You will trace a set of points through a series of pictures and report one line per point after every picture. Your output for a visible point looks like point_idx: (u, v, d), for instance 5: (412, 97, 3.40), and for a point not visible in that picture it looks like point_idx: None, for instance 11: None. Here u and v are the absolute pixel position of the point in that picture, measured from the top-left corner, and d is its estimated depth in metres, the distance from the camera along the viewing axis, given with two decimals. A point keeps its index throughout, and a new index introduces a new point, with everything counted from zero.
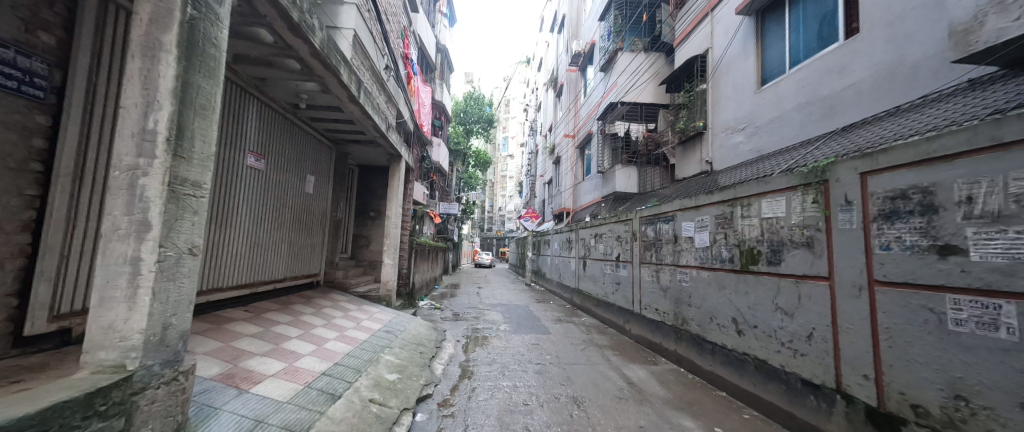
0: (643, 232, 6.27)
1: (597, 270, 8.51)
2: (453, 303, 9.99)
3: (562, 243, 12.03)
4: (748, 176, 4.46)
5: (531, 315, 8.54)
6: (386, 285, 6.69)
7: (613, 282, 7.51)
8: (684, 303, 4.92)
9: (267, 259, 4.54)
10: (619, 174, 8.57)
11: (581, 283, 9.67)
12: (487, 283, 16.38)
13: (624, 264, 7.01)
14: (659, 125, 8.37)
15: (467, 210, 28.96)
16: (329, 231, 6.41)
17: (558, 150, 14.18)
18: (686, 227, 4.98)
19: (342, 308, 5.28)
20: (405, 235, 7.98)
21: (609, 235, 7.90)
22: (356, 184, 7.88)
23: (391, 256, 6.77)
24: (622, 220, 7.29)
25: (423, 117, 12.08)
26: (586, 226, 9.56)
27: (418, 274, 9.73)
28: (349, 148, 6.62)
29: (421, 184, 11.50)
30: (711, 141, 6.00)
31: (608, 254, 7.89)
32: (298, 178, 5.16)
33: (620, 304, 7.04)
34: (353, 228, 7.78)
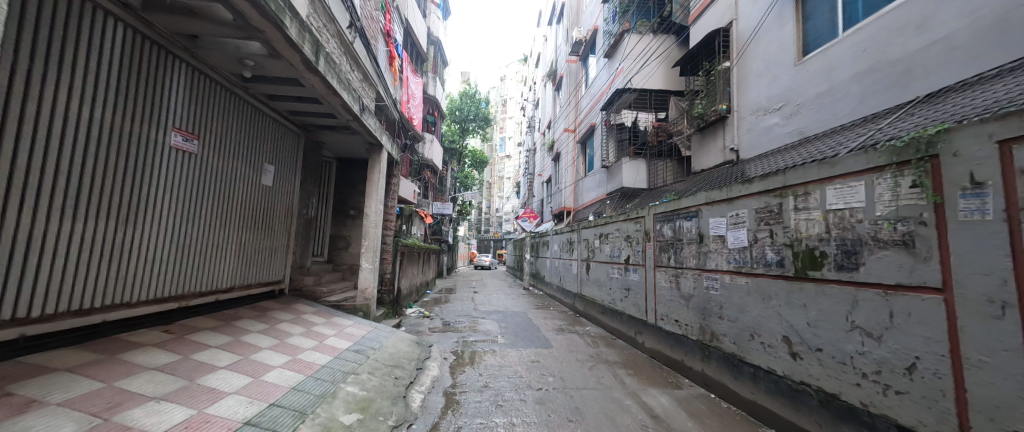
0: (658, 231, 5.46)
1: (603, 274, 7.70)
2: (445, 310, 9.14)
3: (563, 245, 11.21)
4: (794, 161, 3.66)
5: (530, 324, 7.71)
6: (363, 293, 5.82)
7: (621, 288, 6.70)
8: (713, 314, 4.12)
9: (206, 265, 3.67)
10: (626, 168, 7.79)
11: (585, 288, 8.86)
12: (482, 287, 15.52)
13: (635, 267, 6.20)
14: (669, 113, 7.59)
15: (463, 211, 28.10)
16: (297, 231, 5.57)
17: (557, 146, 13.39)
18: (715, 224, 4.18)
19: (305, 322, 4.41)
20: (389, 235, 7.13)
21: (616, 235, 7.10)
22: (333, 179, 7.03)
23: (370, 260, 5.92)
24: (631, 217, 6.48)
25: (413, 110, 11.28)
26: (589, 225, 8.75)
27: (406, 278, 8.88)
28: (322, 136, 5.79)
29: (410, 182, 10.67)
30: (736, 125, 5.21)
31: (615, 256, 7.08)
32: (251, 167, 4.31)
33: (631, 313, 6.22)
34: (329, 227, 6.93)
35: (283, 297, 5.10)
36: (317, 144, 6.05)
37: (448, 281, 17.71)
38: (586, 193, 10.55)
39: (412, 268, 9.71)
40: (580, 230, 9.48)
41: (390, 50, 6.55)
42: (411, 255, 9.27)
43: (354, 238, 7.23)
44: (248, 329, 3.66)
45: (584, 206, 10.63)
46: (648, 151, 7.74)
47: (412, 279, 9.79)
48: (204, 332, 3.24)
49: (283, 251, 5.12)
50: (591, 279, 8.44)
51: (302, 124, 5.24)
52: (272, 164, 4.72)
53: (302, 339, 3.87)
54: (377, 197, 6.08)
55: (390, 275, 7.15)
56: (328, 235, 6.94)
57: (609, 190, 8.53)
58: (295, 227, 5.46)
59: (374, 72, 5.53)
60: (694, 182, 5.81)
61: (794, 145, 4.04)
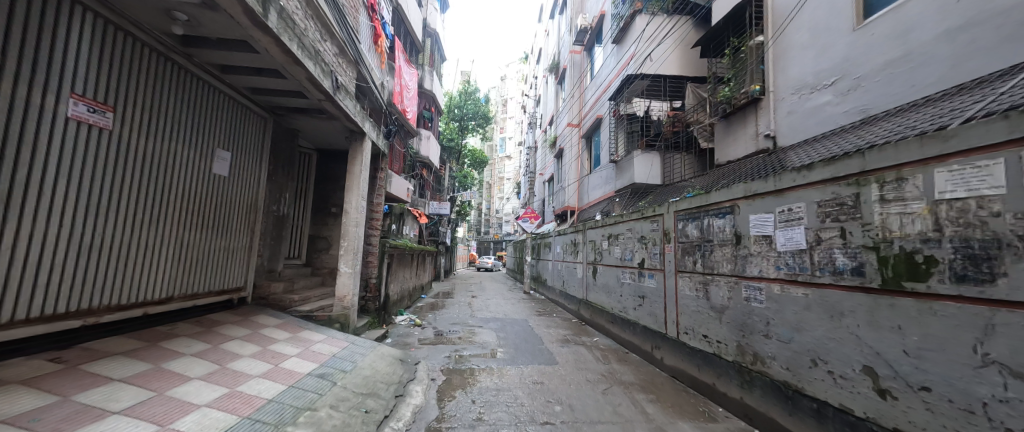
0: (681, 231, 4.72)
1: (612, 278, 6.95)
2: (438, 318, 8.38)
3: (566, 246, 10.49)
4: (864, 142, 2.92)
5: (531, 334, 6.98)
6: (340, 301, 5.06)
7: (635, 296, 5.95)
8: (756, 332, 3.37)
9: (129, 273, 2.92)
10: (637, 160, 7.03)
11: (592, 293, 8.10)
12: (481, 291, 14.78)
13: (652, 272, 5.45)
14: (686, 101, 6.85)
15: (462, 211, 27.35)
16: (263, 230, 4.81)
17: (560, 142, 12.67)
18: (758, 222, 3.44)
19: (262, 339, 3.65)
20: (374, 235, 6.41)
21: (629, 236, 6.35)
22: (311, 173, 6.29)
23: (349, 263, 5.17)
24: (647, 216, 5.74)
25: (406, 102, 10.61)
26: (597, 225, 8.00)
27: (397, 283, 8.16)
28: (294, 122, 5.05)
29: (400, 179, 9.93)
30: (772, 108, 4.49)
31: (627, 260, 6.33)
32: (196, 153, 3.56)
33: (647, 325, 5.48)
34: (306, 227, 6.18)
35: (244, 307, 4.35)
36: (289, 131, 5.30)
37: (445, 285, 16.98)
38: (592, 190, 9.78)
39: (404, 272, 8.94)
40: (586, 231, 8.72)
41: (374, 26, 5.84)
42: (402, 257, 8.51)
43: (335, 239, 6.49)
44: (179, 351, 2.89)
45: (590, 205, 9.86)
46: (662, 143, 6.99)
47: (403, 284, 9.02)
48: (114, 359, 2.50)
49: (243, 253, 4.37)
50: (599, 284, 7.67)
51: (265, 105, 4.49)
52: (226, 150, 3.97)
53: (251, 361, 3.12)
54: (357, 191, 5.33)
55: (376, 280, 6.39)
56: (305, 235, 6.19)
57: (618, 187, 7.76)
58: (260, 226, 4.71)
59: (353, 48, 4.81)
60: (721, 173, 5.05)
61: (857, 125, 3.30)
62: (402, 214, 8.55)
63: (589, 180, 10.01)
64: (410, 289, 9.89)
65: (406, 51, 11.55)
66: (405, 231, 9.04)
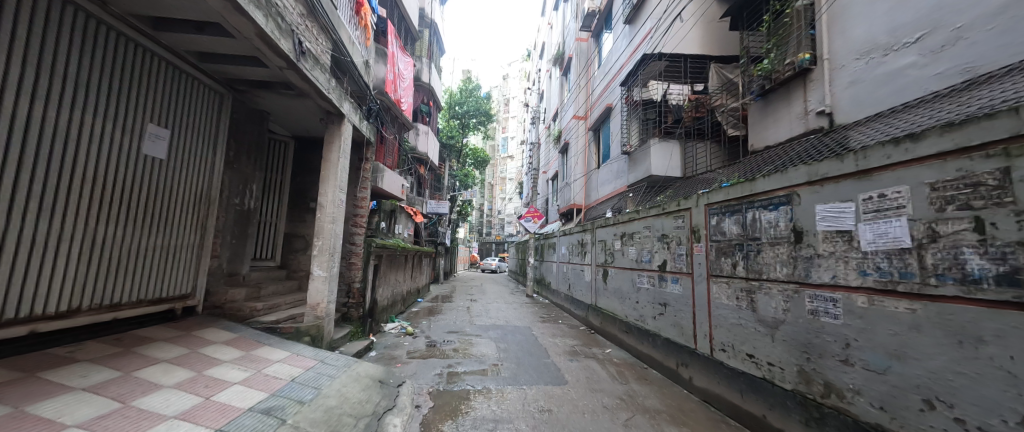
0: (715, 228, 3.96)
1: (626, 283, 6.18)
2: (433, 325, 7.64)
3: (573, 246, 9.75)
4: (993, 103, 2.14)
5: (535, 344, 6.24)
6: (313, 310, 4.32)
7: (654, 303, 5.18)
8: (829, 355, 2.60)
9: (9, 282, 2.12)
10: (653, 150, 6.27)
11: (602, 299, 7.33)
12: (481, 294, 14.05)
13: (676, 276, 4.67)
14: (709, 82, 6.09)
15: (463, 212, 26.62)
16: (219, 225, 4.09)
17: (565, 136, 11.94)
18: (829, 214, 2.66)
19: (201, 360, 2.92)
20: (358, 234, 5.68)
21: (646, 234, 5.58)
22: (285, 163, 5.56)
23: (323, 266, 4.43)
24: (669, 211, 4.97)
25: (401, 91, 9.90)
26: (607, 222, 7.24)
27: (388, 287, 7.42)
28: (258, 100, 4.34)
29: (393, 174, 9.23)
30: (827, 79, 3.72)
31: (644, 261, 5.56)
32: (120, 128, 2.83)
33: (670, 337, 4.71)
34: (279, 223, 5.45)
35: (192, 318, 3.62)
36: (255, 113, 4.59)
37: (444, 287, 16.25)
38: (600, 186, 9.04)
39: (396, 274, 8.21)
40: (595, 230, 7.95)
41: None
42: (393, 258, 7.77)
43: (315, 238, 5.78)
44: (64, 386, 2.10)
45: (599, 202, 9.10)
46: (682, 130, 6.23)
47: (395, 288, 8.27)
48: None
49: (192, 252, 3.65)
50: (610, 289, 6.91)
51: (217, 76, 3.76)
52: (165, 127, 3.25)
53: (171, 394, 2.37)
54: (334, 181, 4.58)
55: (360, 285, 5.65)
56: (278, 233, 5.46)
57: (631, 181, 7.01)
58: (214, 221, 3.95)
59: (326, 11, 4.08)
60: (758, 158, 4.31)
61: (963, 87, 2.52)
62: (393, 211, 7.82)
63: (598, 176, 9.27)
64: (404, 293, 9.19)
65: (401, 39, 10.86)
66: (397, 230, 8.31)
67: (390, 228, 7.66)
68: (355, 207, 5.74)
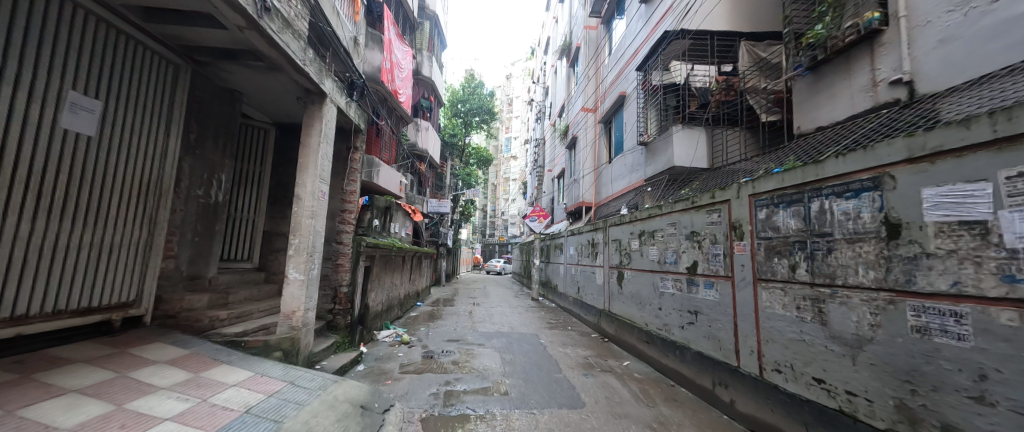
0: (764, 223, 3.28)
1: (646, 287, 5.51)
2: (432, 332, 7.01)
3: (582, 247, 9.09)
4: None
5: (543, 356, 5.58)
6: (286, 320, 3.69)
7: (683, 311, 4.50)
8: (949, 389, 1.91)
9: None
10: (676, 139, 5.61)
11: (617, 304, 6.66)
12: (484, 298, 13.39)
13: (711, 280, 4.00)
14: (739, 62, 5.44)
15: (466, 212, 25.98)
16: (175, 220, 3.47)
17: (573, 130, 11.31)
18: (947, 201, 1.97)
19: (127, 386, 2.28)
20: (346, 232, 5.07)
21: (671, 232, 4.90)
22: (263, 153, 4.97)
23: (300, 267, 3.81)
24: (700, 205, 4.29)
25: (399, 82, 9.31)
26: (622, 220, 6.56)
27: (381, 291, 6.80)
28: (225, 76, 3.74)
29: (389, 170, 8.62)
30: (904, 41, 3.06)
31: (669, 263, 4.89)
32: (26, 93, 2.20)
33: (705, 351, 4.03)
34: (253, 219, 4.82)
35: (134, 330, 2.99)
36: (223, 92, 4.01)
37: (446, 290, 15.63)
38: (613, 182, 8.38)
39: (392, 277, 7.57)
40: (608, 228, 7.28)
41: None
42: (388, 260, 7.14)
43: None
44: None
45: (611, 199, 8.42)
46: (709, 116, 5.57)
47: (391, 291, 7.64)
48: None
49: (136, 252, 3.02)
50: (627, 293, 6.23)
51: (168, 42, 3.15)
52: (97, 98, 2.63)
53: None
54: (314, 170, 3.96)
55: (347, 289, 5.01)
56: (253, 230, 4.84)
57: (650, 174, 6.34)
58: (167, 216, 3.33)
59: None
60: (806, 141, 3.66)
61: None
62: (388, 208, 7.20)
63: (610, 171, 8.61)
64: (401, 297, 8.55)
65: (399, 27, 10.28)
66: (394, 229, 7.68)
67: (384, 227, 7.04)
68: (342, 202, 5.12)
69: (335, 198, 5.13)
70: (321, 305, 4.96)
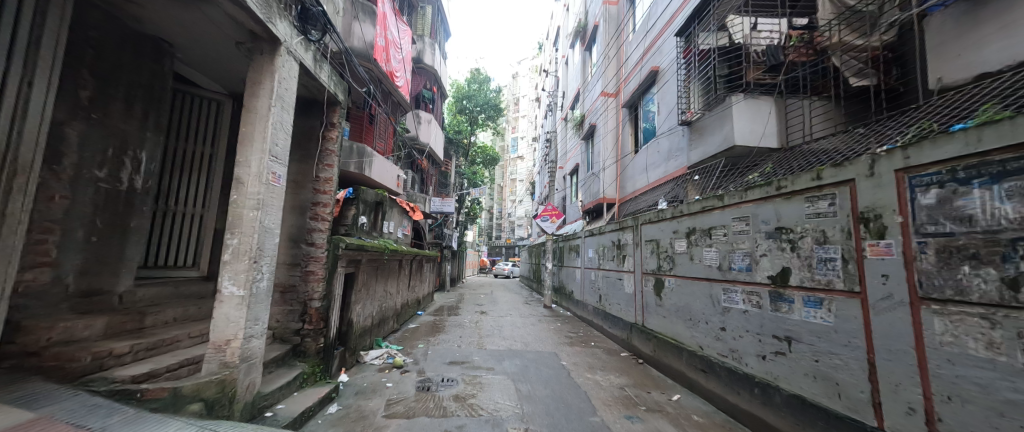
0: (934, 211, 2.07)
1: (701, 300, 4.34)
2: (431, 351, 5.89)
3: (605, 249, 7.93)
4: None
5: (568, 387, 4.43)
6: (215, 354, 2.60)
7: (765, 336, 3.33)
8: None
9: None
10: (736, 112, 4.43)
11: (655, 319, 5.47)
12: (491, 305, 12.24)
13: (818, 296, 2.82)
14: (817, 14, 4.25)
15: (471, 213, 24.88)
16: (51, 212, 2.38)
17: (590, 118, 10.17)
18: None
19: None
20: (321, 231, 4.00)
21: (740, 230, 3.72)
22: (213, 130, 3.90)
23: (239, 279, 2.71)
24: (792, 191, 3.11)
25: (396, 64, 8.27)
26: (661, 216, 5.39)
27: (372, 302, 5.71)
28: (134, 11, 2.66)
29: (383, 161, 7.56)
30: None
31: (739, 270, 3.71)
32: None
33: (808, 396, 2.85)
34: (196, 213, 3.74)
35: None
36: (142, 40, 2.95)
37: (450, 296, 14.52)
38: (642, 173, 7.20)
39: (385, 285, 6.46)
40: (641, 226, 6.10)
41: None
42: (381, 264, 6.06)
43: None
44: None
45: (639, 193, 7.24)
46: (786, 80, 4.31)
47: (384, 302, 6.53)
48: None
49: None
50: (669, 307, 5.06)
51: None
52: None
53: None
54: (260, 143, 2.85)
55: (320, 304, 3.91)
56: (196, 228, 3.76)
57: (697, 160, 5.16)
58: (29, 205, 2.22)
59: None
60: (974, 90, 2.45)
61: None
62: (380, 204, 6.09)
63: (638, 161, 7.43)
64: (397, 308, 7.44)
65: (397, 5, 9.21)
66: (387, 229, 6.57)
67: (374, 225, 5.94)
68: (315, 192, 4.05)
69: (306, 188, 4.05)
70: (286, 325, 3.87)
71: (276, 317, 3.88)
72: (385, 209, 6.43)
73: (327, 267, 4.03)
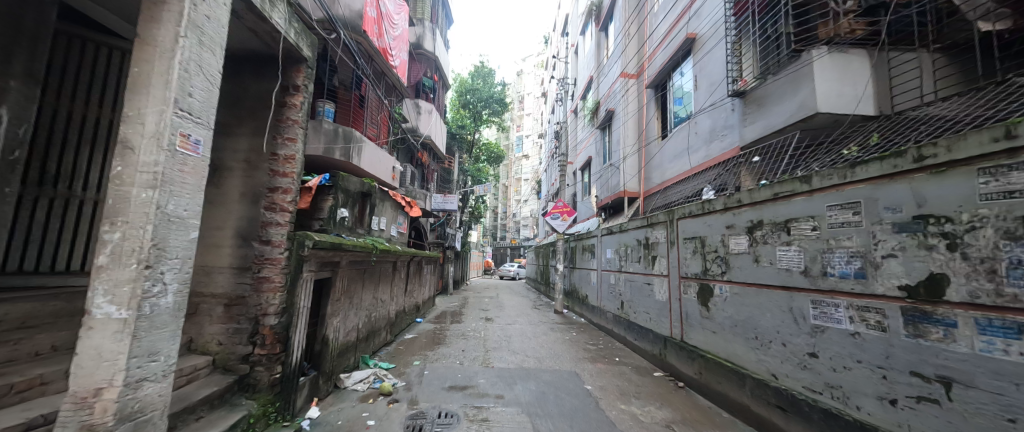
0: None
1: (774, 315, 3.33)
2: (428, 371, 4.93)
3: (628, 249, 6.94)
4: None
5: (600, 426, 3.43)
6: (77, 412, 1.64)
7: (894, 372, 2.32)
8: None
9: None
10: (818, 69, 3.40)
11: (700, 335, 4.46)
12: (498, 310, 11.27)
13: (1017, 320, 1.73)
14: None
15: (475, 212, 23.92)
16: None
17: (606, 104, 9.17)
18: None
19: None
20: (279, 227, 3.05)
21: (844, 221, 2.71)
22: (101, 91, 3.05)
23: (120, 294, 1.74)
24: (948, 160, 2.05)
25: (391, 41, 7.36)
26: (707, 208, 4.38)
27: (356, 312, 4.77)
28: None
29: (373, 148, 6.63)
30: None
31: (844, 276, 2.69)
32: None
33: None
34: (91, 200, 2.95)
35: None
36: None
37: (453, 299, 13.58)
38: (674, 160, 6.19)
39: (374, 290, 5.52)
40: (678, 221, 5.09)
41: None
42: (368, 267, 5.11)
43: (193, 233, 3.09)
44: None
45: (671, 183, 6.23)
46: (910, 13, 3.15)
47: (374, 310, 5.59)
48: None
49: None
50: (722, 320, 4.05)
51: None
52: None
53: None
54: (161, 88, 1.91)
55: (276, 320, 2.96)
56: (89, 219, 2.97)
57: (756, 137, 4.15)
58: None
59: None
60: None
61: None
62: (367, 195, 5.15)
63: (669, 147, 6.43)
64: (390, 317, 6.49)
65: None
66: (377, 226, 5.62)
67: (360, 220, 4.99)
68: (272, 175, 3.10)
69: (259, 169, 3.10)
70: (232, 348, 2.92)
71: (218, 338, 2.93)
72: (375, 202, 5.48)
73: (287, 272, 3.09)
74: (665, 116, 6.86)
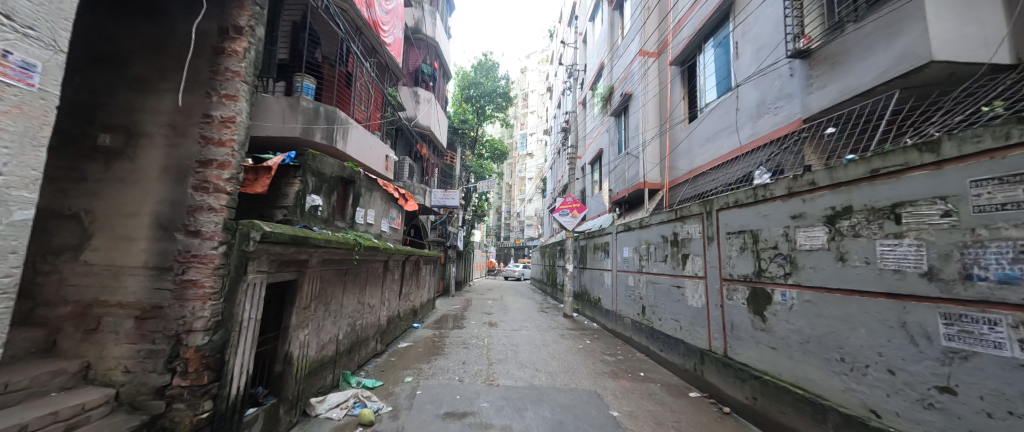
0: None
1: (874, 331, 2.50)
2: (421, 392, 4.14)
3: (651, 247, 6.12)
4: None
5: None
6: None
7: None
8: None
9: None
10: (932, 6, 2.56)
11: (754, 351, 3.62)
12: (502, 314, 10.47)
13: None
14: None
15: (478, 211, 23.14)
16: None
17: (621, 88, 8.34)
18: None
19: None
20: (213, 213, 2.27)
21: (1004, 201, 1.84)
22: None
23: None
24: None
25: (383, 14, 6.58)
26: (763, 195, 3.55)
27: (335, 321, 3.99)
28: None
29: (362, 133, 5.86)
30: None
31: (1007, 281, 1.82)
32: None
33: None
34: None
35: None
36: None
37: (455, 302, 12.79)
38: (707, 144, 5.37)
39: (360, 294, 4.74)
40: (721, 212, 4.26)
41: None
42: (350, 266, 4.36)
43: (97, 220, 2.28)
44: None
45: (702, 171, 5.41)
46: None
47: (360, 318, 4.80)
48: None
49: None
50: (788, 334, 3.22)
51: None
52: None
53: None
54: None
55: (206, 340, 2.16)
56: None
57: (829, 104, 3.31)
58: None
59: None
60: None
61: None
62: (349, 182, 4.39)
63: (699, 129, 5.60)
64: (382, 324, 5.73)
65: None
66: (363, 219, 4.86)
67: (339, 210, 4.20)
68: (203, 143, 2.32)
69: (188, 136, 2.32)
70: (143, 378, 2.12)
71: (126, 363, 2.13)
72: (361, 192, 4.70)
73: (225, 274, 2.30)
74: (693, 97, 6.04)
